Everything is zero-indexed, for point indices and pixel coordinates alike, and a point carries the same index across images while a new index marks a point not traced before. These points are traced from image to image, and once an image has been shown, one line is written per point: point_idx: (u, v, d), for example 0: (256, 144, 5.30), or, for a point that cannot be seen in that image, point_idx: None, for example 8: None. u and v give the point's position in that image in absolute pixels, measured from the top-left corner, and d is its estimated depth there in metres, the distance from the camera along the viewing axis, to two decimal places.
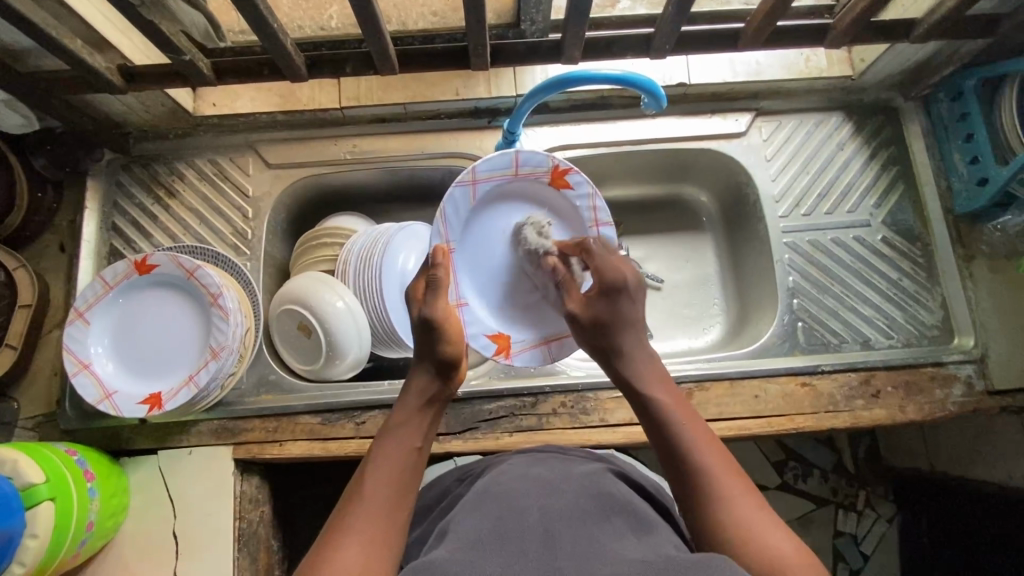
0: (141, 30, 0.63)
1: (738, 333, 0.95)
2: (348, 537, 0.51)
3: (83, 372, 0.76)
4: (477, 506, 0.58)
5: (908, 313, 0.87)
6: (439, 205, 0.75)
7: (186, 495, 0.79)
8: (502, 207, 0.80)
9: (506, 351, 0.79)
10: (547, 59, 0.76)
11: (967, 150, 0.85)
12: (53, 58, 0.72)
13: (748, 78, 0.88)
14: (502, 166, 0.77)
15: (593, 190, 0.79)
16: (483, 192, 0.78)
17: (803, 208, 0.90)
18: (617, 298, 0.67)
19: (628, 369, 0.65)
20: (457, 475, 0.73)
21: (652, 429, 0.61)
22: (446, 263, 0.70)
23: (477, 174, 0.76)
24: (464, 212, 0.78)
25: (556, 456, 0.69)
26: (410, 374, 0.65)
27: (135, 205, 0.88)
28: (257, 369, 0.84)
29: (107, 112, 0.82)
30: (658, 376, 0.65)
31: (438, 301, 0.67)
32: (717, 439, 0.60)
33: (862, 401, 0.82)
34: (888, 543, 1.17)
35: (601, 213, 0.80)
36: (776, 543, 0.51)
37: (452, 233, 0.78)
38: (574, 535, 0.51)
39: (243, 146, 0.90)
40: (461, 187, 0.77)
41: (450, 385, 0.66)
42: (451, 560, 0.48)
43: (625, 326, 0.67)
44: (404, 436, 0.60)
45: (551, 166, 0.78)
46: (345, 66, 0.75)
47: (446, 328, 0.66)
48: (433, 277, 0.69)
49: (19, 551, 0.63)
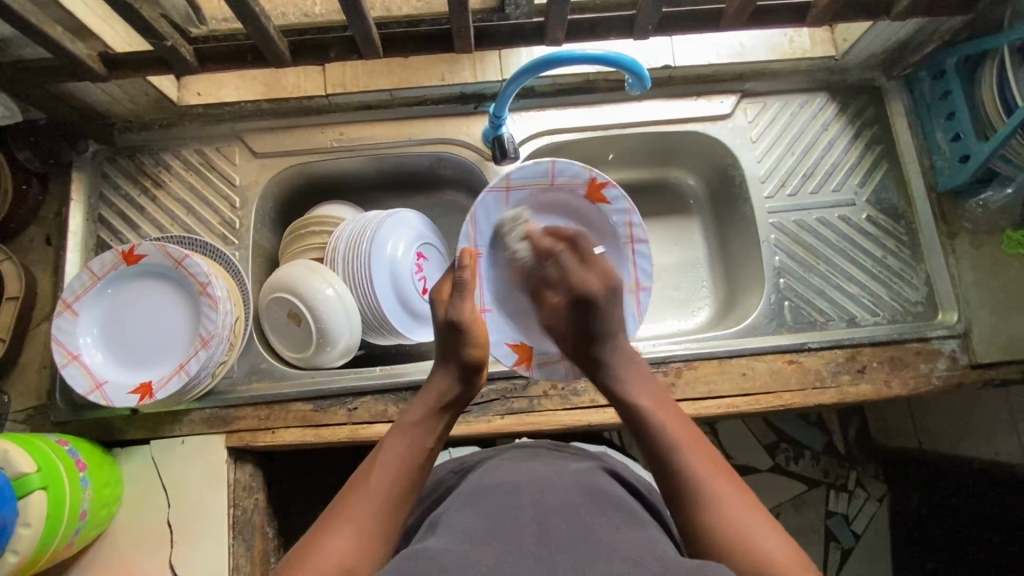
0: (122, 15, 0.63)
1: (727, 314, 0.96)
2: (347, 523, 0.52)
3: (72, 363, 0.76)
4: (469, 500, 0.59)
5: (893, 291, 0.88)
6: (473, 207, 0.81)
7: (180, 485, 0.79)
8: (534, 217, 0.86)
9: (527, 361, 0.83)
10: (531, 41, 0.76)
11: (949, 127, 0.86)
12: (34, 47, 0.71)
13: (732, 60, 0.89)
14: (536, 175, 0.82)
15: (628, 206, 0.84)
16: (516, 199, 0.84)
17: (789, 188, 0.91)
18: (587, 312, 0.71)
19: (614, 380, 0.69)
20: (452, 467, 0.74)
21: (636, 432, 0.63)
22: (473, 266, 0.72)
23: (510, 181, 0.81)
24: (495, 217, 0.83)
25: (546, 452, 0.72)
26: (435, 375, 0.67)
27: (121, 196, 0.88)
28: (249, 357, 0.84)
29: (90, 103, 0.82)
30: (641, 383, 0.68)
31: (466, 306, 0.70)
32: (702, 439, 0.61)
33: (849, 377, 0.83)
34: (880, 522, 1.18)
35: (636, 230, 0.85)
36: (763, 541, 0.52)
37: (482, 238, 0.83)
38: (567, 528, 0.53)
39: (229, 136, 0.90)
40: (493, 193, 0.82)
41: (469, 388, 0.69)
42: (444, 551, 0.49)
43: (604, 340, 0.71)
44: (417, 436, 0.62)
45: (586, 178, 0.83)
46: (329, 51, 0.75)
47: (473, 330, 0.69)
48: (462, 279, 0.71)
49: (12, 540, 0.63)
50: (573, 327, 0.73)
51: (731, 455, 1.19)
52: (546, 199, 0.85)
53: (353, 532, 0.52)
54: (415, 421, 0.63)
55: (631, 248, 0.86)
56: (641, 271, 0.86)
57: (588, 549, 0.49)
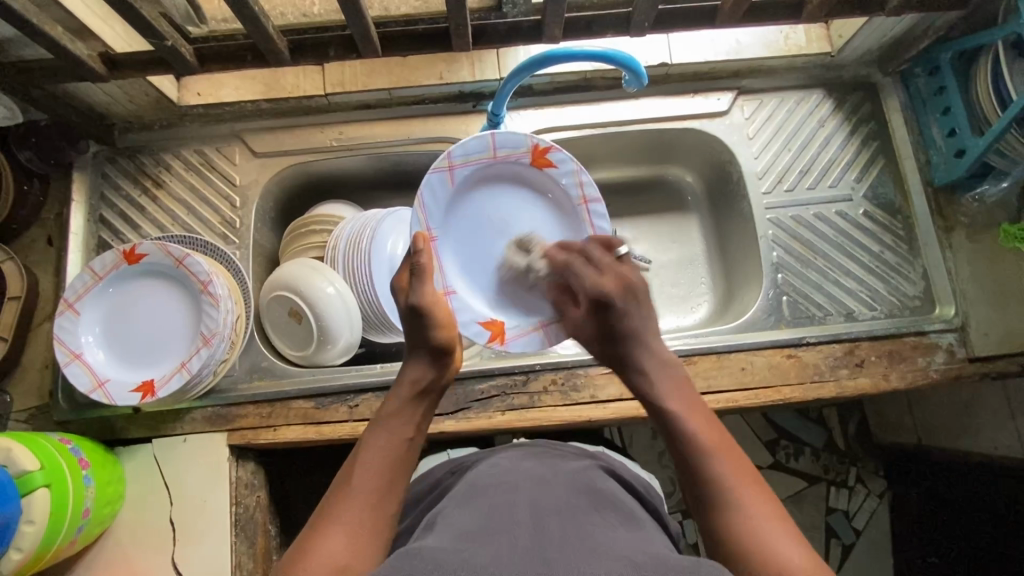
0: (123, 15, 0.63)
1: (725, 310, 0.97)
2: (339, 525, 0.53)
3: (75, 362, 0.76)
4: (468, 500, 0.60)
5: (890, 286, 0.88)
6: (417, 194, 0.75)
7: (182, 482, 0.80)
8: (482, 191, 0.81)
9: (501, 336, 0.80)
10: (528, 39, 0.77)
11: (945, 123, 0.86)
12: (35, 48, 0.72)
13: (729, 57, 0.89)
14: (478, 149, 0.78)
15: (576, 167, 0.80)
16: (461, 177, 0.79)
17: (786, 184, 0.92)
18: (609, 312, 0.70)
19: (647, 383, 0.68)
20: (451, 468, 0.75)
21: (667, 436, 0.63)
22: (427, 248, 0.69)
23: (453, 159, 0.76)
24: (443, 199, 0.78)
25: (545, 452, 0.73)
26: (405, 364, 0.67)
27: (122, 196, 0.88)
28: (250, 356, 0.85)
29: (90, 104, 0.83)
30: (675, 386, 0.67)
31: (425, 288, 0.68)
32: (733, 447, 0.61)
33: (847, 371, 0.83)
34: (880, 519, 1.18)
35: (588, 189, 0.81)
36: (785, 551, 0.51)
37: (434, 220, 0.78)
38: (561, 528, 0.53)
39: (228, 136, 0.90)
40: (437, 173, 0.77)
41: (443, 373, 0.68)
42: (442, 549, 0.49)
43: (635, 340, 0.70)
44: (397, 427, 0.62)
45: (530, 145, 0.79)
46: (328, 50, 0.76)
47: (436, 313, 0.67)
48: (417, 263, 0.68)
49: (16, 536, 0.64)
50: (598, 330, 0.72)
51: None
52: (492, 171, 0.81)
53: (345, 532, 0.52)
54: (393, 412, 0.63)
55: (586, 209, 0.82)
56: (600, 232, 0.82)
57: (580, 547, 0.50)
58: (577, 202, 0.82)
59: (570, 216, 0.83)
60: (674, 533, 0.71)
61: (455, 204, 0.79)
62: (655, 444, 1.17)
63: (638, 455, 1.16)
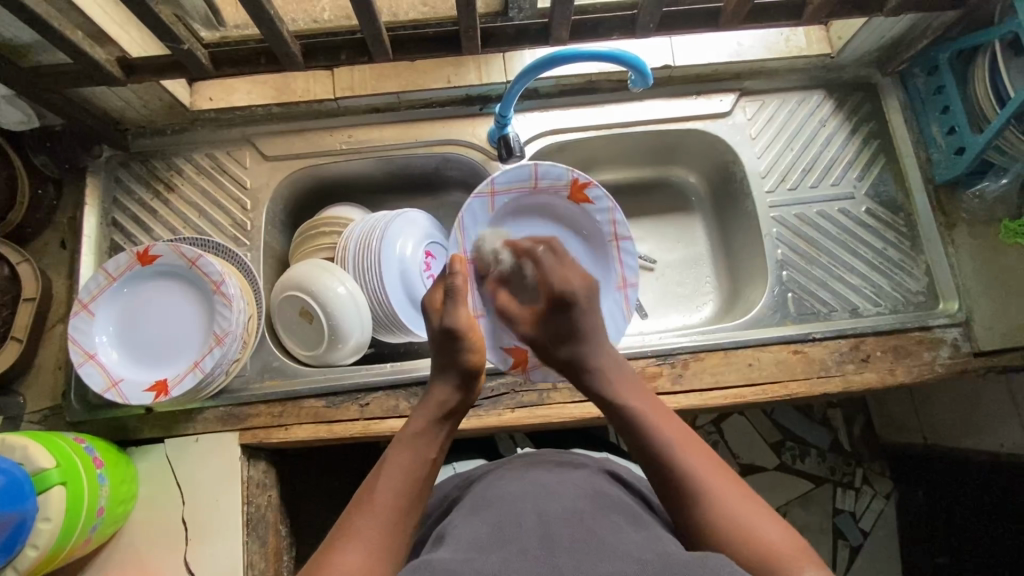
0: (141, 17, 0.65)
1: (731, 308, 0.98)
2: (356, 541, 0.53)
3: (89, 361, 0.77)
4: (477, 511, 0.60)
5: (894, 281, 0.89)
6: (459, 214, 0.82)
7: (194, 482, 0.80)
8: (520, 221, 0.87)
9: (523, 364, 0.83)
10: (535, 41, 0.79)
11: (945, 121, 0.88)
12: (53, 53, 0.74)
13: (731, 59, 0.91)
14: (520, 178, 0.84)
15: (612, 204, 0.85)
16: (502, 204, 0.85)
17: (789, 182, 0.93)
18: (568, 310, 0.75)
19: (602, 383, 0.69)
20: (457, 482, 0.76)
21: (627, 432, 0.64)
22: (462, 272, 0.74)
23: (495, 185, 0.83)
24: (482, 222, 0.85)
25: (549, 460, 0.73)
26: (434, 386, 0.67)
27: (134, 200, 0.89)
28: (261, 356, 0.85)
29: (105, 108, 0.84)
30: (628, 384, 0.69)
31: (460, 311, 0.71)
32: (693, 437, 0.62)
33: (853, 365, 0.84)
34: (888, 519, 1.19)
35: (620, 227, 0.85)
36: (765, 533, 0.53)
37: (471, 243, 0.85)
38: (576, 538, 0.53)
39: (239, 140, 0.91)
40: (479, 198, 0.83)
41: (468, 398, 0.68)
42: (450, 560, 0.50)
43: (581, 342, 0.73)
44: (420, 446, 0.62)
45: (569, 179, 0.84)
46: (340, 53, 0.78)
47: (470, 337, 0.70)
48: (453, 285, 0.73)
49: (33, 533, 0.64)
50: (555, 329, 0.75)
51: (738, 454, 1.20)
52: (531, 203, 0.87)
53: (363, 547, 0.53)
54: (418, 431, 0.63)
55: (618, 247, 0.86)
56: (627, 268, 0.86)
57: (591, 552, 0.51)
58: (610, 239, 0.86)
59: (601, 253, 0.87)
60: None
61: (493, 228, 0.86)
62: None
63: None
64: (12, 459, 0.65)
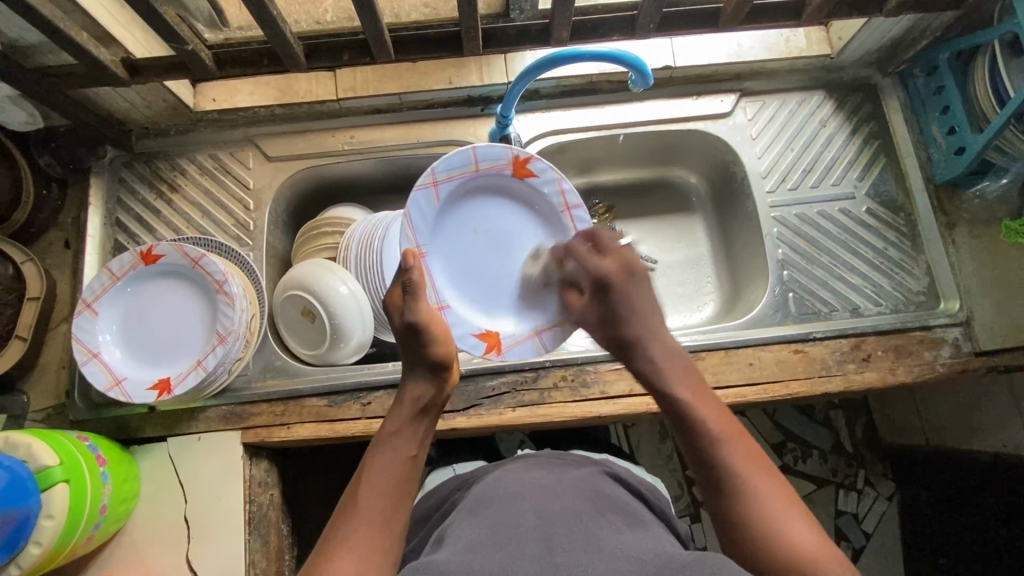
0: (146, 18, 0.66)
1: (732, 307, 0.98)
2: (347, 546, 0.54)
3: (93, 360, 0.78)
4: (478, 511, 0.60)
5: (894, 281, 0.90)
6: (405, 212, 0.77)
7: (197, 481, 0.81)
8: (468, 205, 0.82)
9: (497, 347, 0.82)
10: (536, 41, 0.79)
11: (945, 121, 0.88)
12: (58, 54, 0.74)
13: (731, 60, 0.91)
14: (460, 163, 0.79)
15: (556, 174, 0.82)
16: (446, 191, 0.80)
17: (790, 183, 0.93)
18: (609, 292, 0.74)
19: (653, 369, 0.69)
20: (459, 483, 0.76)
21: (680, 426, 0.64)
22: (418, 265, 0.69)
23: (436, 176, 0.78)
24: (430, 214, 0.79)
25: (549, 461, 0.73)
26: (405, 383, 0.67)
27: (138, 200, 0.90)
28: (264, 355, 0.86)
29: (110, 109, 0.85)
30: (681, 374, 0.68)
31: (420, 306, 0.68)
32: (743, 432, 0.62)
33: (854, 365, 0.84)
34: (891, 521, 1.19)
35: (569, 197, 0.83)
36: (802, 540, 0.54)
37: (423, 236, 0.80)
38: (573, 537, 0.54)
39: (242, 140, 0.92)
40: (422, 190, 0.78)
41: (443, 390, 0.68)
42: (450, 561, 0.50)
43: (629, 323, 0.72)
44: (399, 445, 0.62)
45: (511, 157, 0.80)
46: (342, 54, 0.78)
47: (432, 329, 0.68)
48: (410, 280, 0.69)
49: (35, 531, 0.64)
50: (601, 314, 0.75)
51: None
52: (475, 185, 0.82)
53: (355, 551, 0.53)
54: (394, 431, 0.63)
55: (569, 216, 0.84)
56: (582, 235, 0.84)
57: (589, 550, 0.52)
58: (560, 209, 0.84)
59: (554, 223, 0.85)
60: (682, 535, 0.71)
61: (440, 216, 0.80)
62: (662, 447, 1.18)
63: (645, 457, 1.17)
64: (15, 457, 0.66)
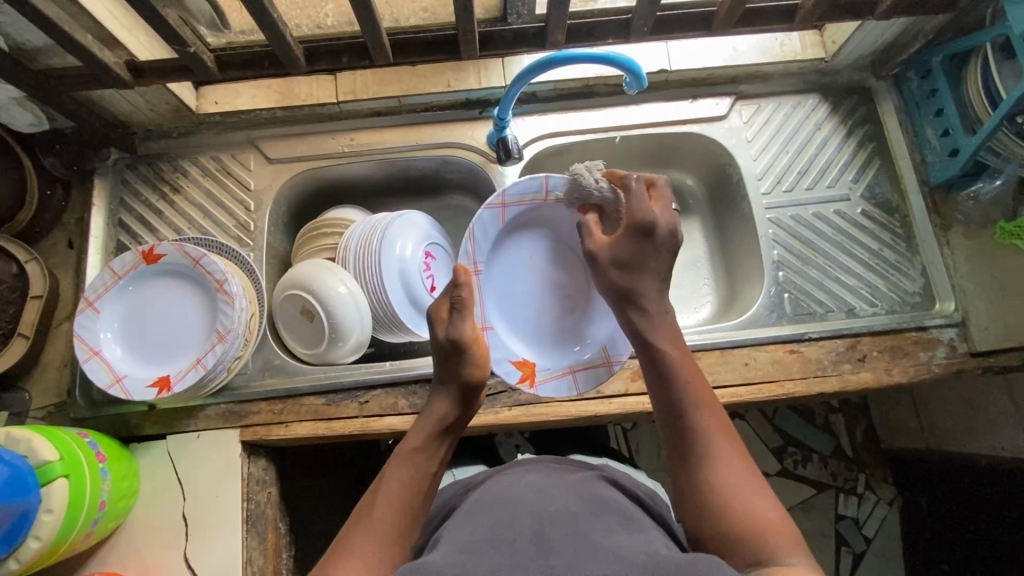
0: (149, 22, 0.67)
1: (728, 309, 0.99)
2: (355, 554, 0.54)
3: (94, 358, 0.78)
4: (472, 514, 0.61)
5: (889, 282, 0.90)
6: (471, 226, 0.81)
7: (196, 479, 0.81)
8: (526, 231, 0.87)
9: (531, 378, 0.83)
10: (533, 45, 0.80)
11: (939, 123, 0.89)
12: (64, 56, 0.76)
13: (726, 63, 0.92)
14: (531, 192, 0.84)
15: None
16: (511, 215, 0.85)
17: (785, 184, 0.94)
18: (648, 243, 0.71)
19: (646, 323, 0.69)
20: (458, 487, 0.75)
21: (656, 381, 0.66)
22: (468, 282, 0.69)
23: (507, 198, 0.82)
24: (492, 234, 0.84)
25: (550, 465, 0.74)
26: (434, 400, 0.68)
27: (141, 201, 0.91)
28: (263, 354, 0.87)
29: (114, 111, 0.86)
30: (669, 334, 0.69)
31: (466, 325, 0.69)
32: (716, 403, 0.64)
33: (850, 365, 0.85)
34: (891, 526, 1.18)
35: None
36: (760, 510, 0.55)
37: (480, 254, 0.84)
38: (567, 539, 0.54)
39: (244, 143, 0.93)
40: (490, 210, 0.83)
41: (467, 412, 0.69)
42: (444, 562, 0.50)
43: (647, 273, 0.71)
44: (420, 462, 0.63)
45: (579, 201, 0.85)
46: (342, 57, 0.79)
47: (474, 349, 0.69)
48: (459, 297, 0.70)
49: (35, 525, 0.65)
50: (623, 255, 0.71)
51: None
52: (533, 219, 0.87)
53: (363, 561, 0.53)
54: (418, 446, 0.64)
55: None
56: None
57: (584, 553, 0.52)
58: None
59: None
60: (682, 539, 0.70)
61: (500, 239, 0.86)
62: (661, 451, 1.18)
63: (645, 462, 1.17)
64: (16, 452, 0.66)
